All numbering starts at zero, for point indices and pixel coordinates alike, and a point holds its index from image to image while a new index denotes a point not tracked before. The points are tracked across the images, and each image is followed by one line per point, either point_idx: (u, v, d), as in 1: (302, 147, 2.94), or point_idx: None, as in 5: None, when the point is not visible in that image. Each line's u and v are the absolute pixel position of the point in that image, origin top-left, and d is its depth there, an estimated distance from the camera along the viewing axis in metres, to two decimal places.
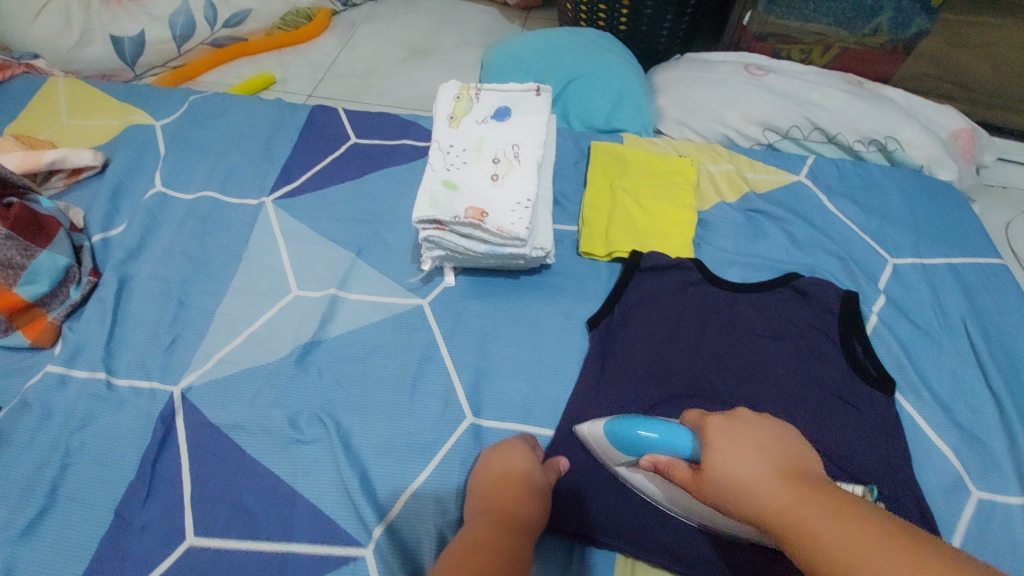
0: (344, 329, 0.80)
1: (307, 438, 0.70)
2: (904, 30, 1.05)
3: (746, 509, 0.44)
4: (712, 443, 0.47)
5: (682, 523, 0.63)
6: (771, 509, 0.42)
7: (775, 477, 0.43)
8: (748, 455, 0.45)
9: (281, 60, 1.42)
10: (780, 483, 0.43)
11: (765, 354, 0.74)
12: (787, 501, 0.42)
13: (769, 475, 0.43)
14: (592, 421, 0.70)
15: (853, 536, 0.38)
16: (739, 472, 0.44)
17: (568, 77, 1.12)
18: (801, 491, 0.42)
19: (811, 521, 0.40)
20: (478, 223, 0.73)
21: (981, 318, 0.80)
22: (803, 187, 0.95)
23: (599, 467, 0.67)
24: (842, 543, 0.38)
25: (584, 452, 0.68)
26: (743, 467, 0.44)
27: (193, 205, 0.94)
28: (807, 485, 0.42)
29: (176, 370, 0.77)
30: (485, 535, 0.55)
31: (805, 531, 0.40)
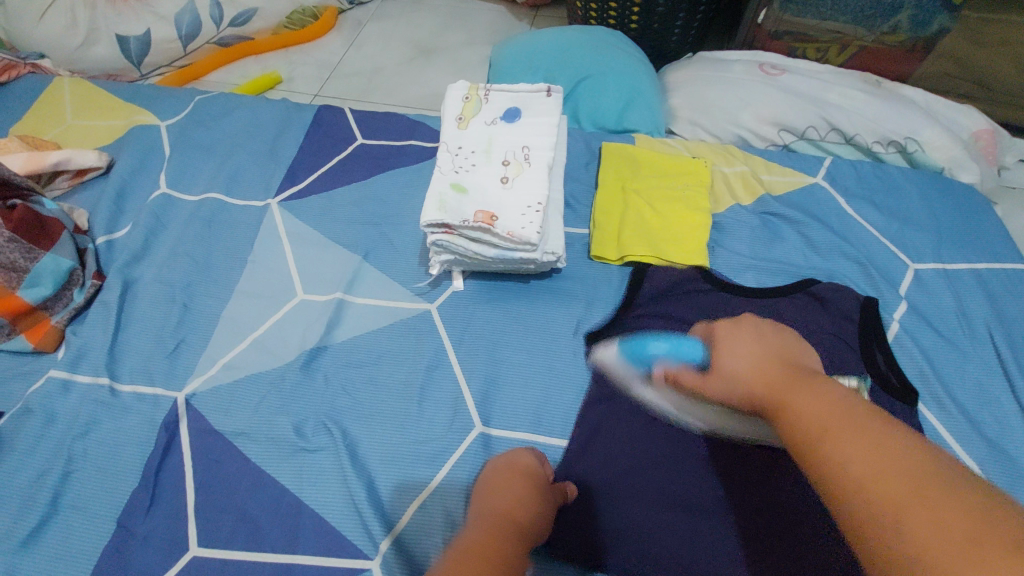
0: (350, 334, 0.78)
1: (313, 447, 0.69)
2: (925, 28, 1.03)
3: (739, 394, 0.47)
4: (721, 342, 0.51)
5: (693, 538, 0.61)
6: (761, 387, 0.45)
7: (770, 369, 0.46)
8: (753, 348, 0.49)
9: (288, 59, 1.41)
10: (772, 369, 0.46)
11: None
12: (772, 380, 0.45)
13: (763, 363, 0.47)
14: (601, 433, 0.68)
15: (827, 404, 0.39)
16: (738, 362, 0.48)
17: (579, 77, 1.10)
18: (795, 383, 0.43)
19: (792, 393, 0.42)
20: (488, 227, 0.72)
21: (1007, 325, 0.78)
22: (820, 189, 0.92)
23: (608, 481, 0.65)
24: (811, 410, 0.40)
25: (592, 467, 0.66)
26: (742, 359, 0.48)
27: (198, 207, 0.93)
28: (799, 372, 0.45)
29: (180, 375, 0.75)
30: (487, 537, 0.51)
31: (785, 400, 0.42)
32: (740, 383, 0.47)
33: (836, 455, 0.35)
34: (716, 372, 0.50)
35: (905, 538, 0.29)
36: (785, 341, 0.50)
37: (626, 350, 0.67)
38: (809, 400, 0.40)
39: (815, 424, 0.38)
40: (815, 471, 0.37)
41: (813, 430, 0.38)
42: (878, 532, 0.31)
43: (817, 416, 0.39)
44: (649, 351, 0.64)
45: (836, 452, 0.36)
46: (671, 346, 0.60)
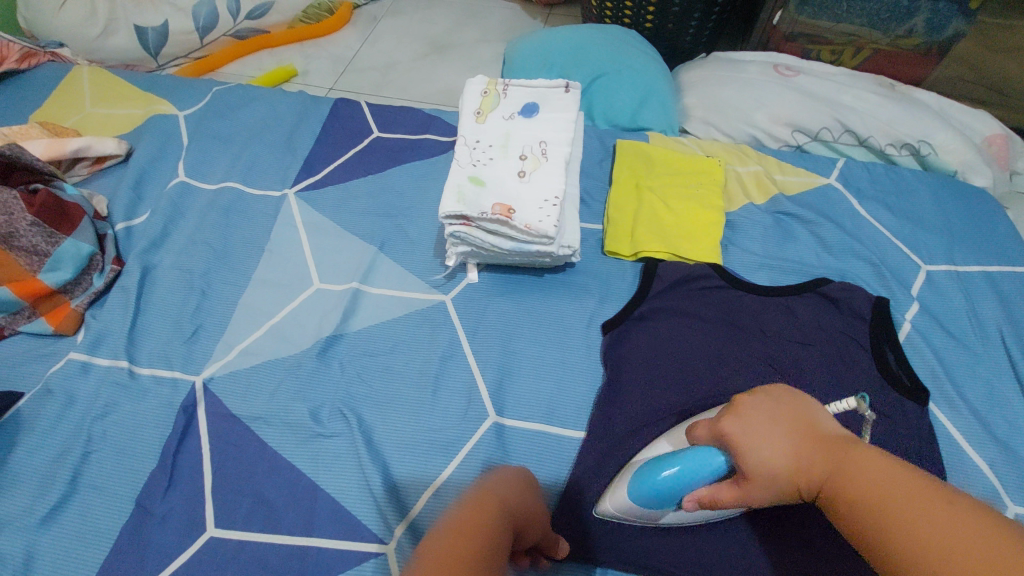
0: (365, 323, 0.79)
1: (329, 432, 0.69)
2: (940, 32, 1.03)
3: (786, 486, 0.46)
4: (738, 434, 0.49)
5: (696, 534, 0.62)
6: (812, 476, 0.44)
7: (801, 451, 0.45)
8: (778, 430, 0.47)
9: (303, 53, 1.42)
10: (804, 449, 0.45)
11: (790, 364, 0.72)
12: (822, 464, 0.44)
13: (803, 448, 0.45)
14: (610, 429, 0.69)
15: (882, 480, 0.40)
16: (776, 449, 0.46)
17: (593, 75, 1.11)
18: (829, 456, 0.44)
19: (843, 482, 0.42)
20: (506, 220, 0.73)
21: (1018, 328, 0.78)
22: (833, 190, 0.93)
23: (612, 478, 0.66)
24: (870, 486, 0.41)
25: (596, 462, 0.67)
26: (776, 445, 0.46)
27: (216, 196, 0.94)
28: (833, 441, 0.45)
29: (198, 360, 0.76)
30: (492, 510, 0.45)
31: (837, 485, 0.42)
32: (789, 479, 0.45)
33: (903, 529, 0.38)
34: (756, 472, 0.46)
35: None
36: (808, 409, 0.49)
37: (639, 489, 0.56)
38: (873, 475, 0.41)
39: (883, 509, 0.39)
40: (894, 560, 0.38)
41: (878, 510, 0.39)
42: None
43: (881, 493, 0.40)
44: (658, 484, 0.55)
45: (905, 531, 0.37)
46: (678, 464, 0.54)
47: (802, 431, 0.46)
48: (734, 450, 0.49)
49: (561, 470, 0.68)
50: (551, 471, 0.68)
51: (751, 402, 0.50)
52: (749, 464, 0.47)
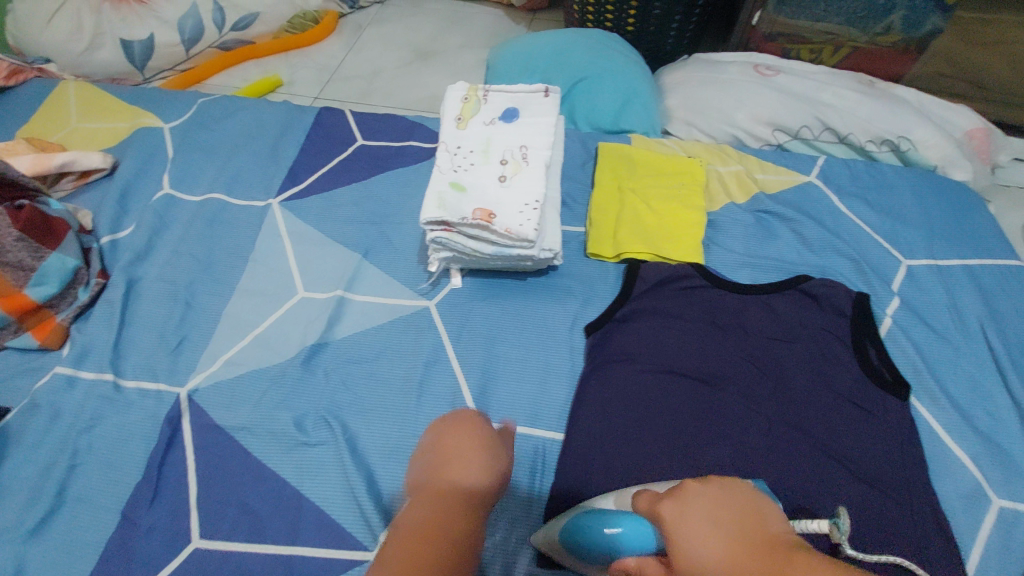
0: (350, 330, 0.79)
1: (313, 441, 0.70)
2: (918, 29, 1.04)
3: None
4: (673, 531, 0.40)
5: None
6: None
7: (742, 560, 0.36)
8: (716, 530, 0.38)
9: (288, 63, 1.42)
10: (745, 559, 0.36)
11: (771, 359, 0.73)
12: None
13: (744, 559, 0.37)
14: (596, 428, 0.68)
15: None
16: (711, 552, 0.38)
17: (576, 78, 1.11)
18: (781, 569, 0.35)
19: None
20: (486, 225, 0.73)
21: (998, 321, 0.79)
22: (813, 187, 0.94)
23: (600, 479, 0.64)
24: None
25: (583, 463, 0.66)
26: (715, 556, 0.37)
27: (200, 207, 0.94)
28: (769, 553, 0.36)
29: (182, 372, 0.77)
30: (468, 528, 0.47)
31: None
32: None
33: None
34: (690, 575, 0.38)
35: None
36: (744, 505, 0.40)
37: (569, 527, 0.56)
38: None
39: None
40: None
41: None
42: None
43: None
44: (602, 536, 0.51)
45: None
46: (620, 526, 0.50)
47: (736, 544, 0.37)
48: (669, 541, 0.40)
49: (545, 474, 0.68)
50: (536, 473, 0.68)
51: (680, 494, 0.42)
52: (683, 569, 0.38)
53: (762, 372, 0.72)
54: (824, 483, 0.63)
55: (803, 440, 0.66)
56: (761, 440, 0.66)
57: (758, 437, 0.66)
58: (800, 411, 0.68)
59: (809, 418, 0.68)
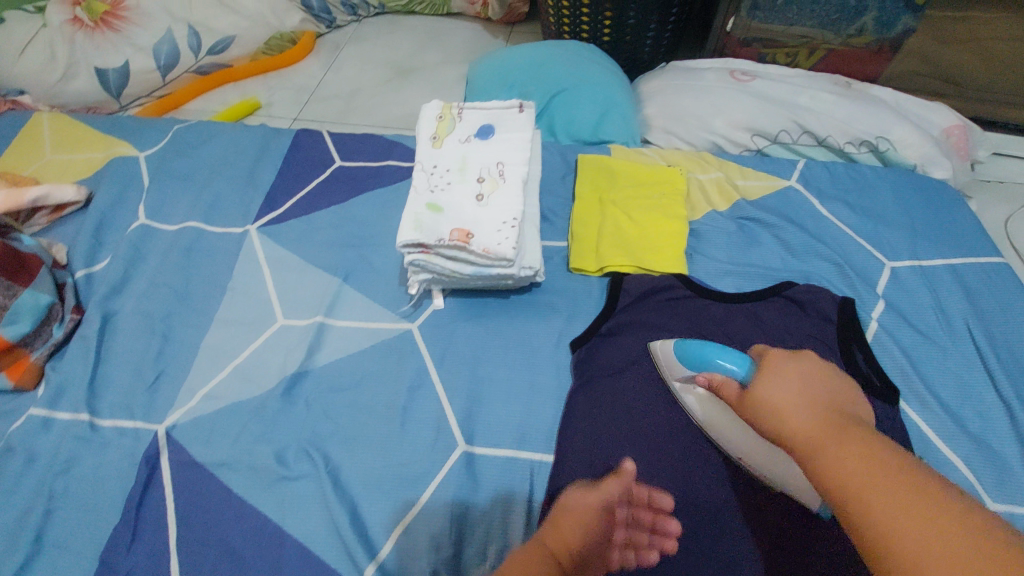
0: (331, 357, 0.78)
1: (295, 474, 0.68)
2: (891, 29, 1.05)
3: (779, 434, 0.43)
4: (766, 373, 0.46)
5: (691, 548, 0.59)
6: (801, 434, 0.41)
7: (814, 411, 0.42)
8: (803, 387, 0.44)
9: (266, 85, 1.42)
10: (814, 411, 0.42)
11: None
12: (822, 428, 0.40)
13: (818, 412, 0.42)
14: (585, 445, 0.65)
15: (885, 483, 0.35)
16: (787, 396, 0.43)
17: (553, 91, 1.11)
18: (839, 421, 0.40)
19: (828, 446, 0.39)
20: (464, 245, 0.72)
21: (984, 319, 0.78)
22: (794, 192, 0.93)
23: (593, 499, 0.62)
24: (852, 465, 0.37)
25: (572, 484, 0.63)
26: (789, 402, 0.43)
27: (177, 236, 0.93)
28: (837, 417, 0.41)
29: (160, 408, 0.75)
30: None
31: (820, 447, 0.39)
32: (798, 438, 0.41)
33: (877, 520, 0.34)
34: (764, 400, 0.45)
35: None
36: (841, 390, 0.45)
37: (686, 351, 0.61)
38: (850, 466, 0.37)
39: (853, 488, 0.36)
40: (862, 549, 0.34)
41: (855, 493, 0.36)
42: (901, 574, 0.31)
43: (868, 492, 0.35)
44: (707, 359, 0.57)
45: (868, 508, 0.35)
46: (732, 359, 0.53)
47: (813, 399, 0.43)
48: (757, 378, 0.47)
49: (533, 497, 0.67)
50: (523, 497, 0.66)
51: (794, 355, 0.48)
52: (761, 400, 0.45)
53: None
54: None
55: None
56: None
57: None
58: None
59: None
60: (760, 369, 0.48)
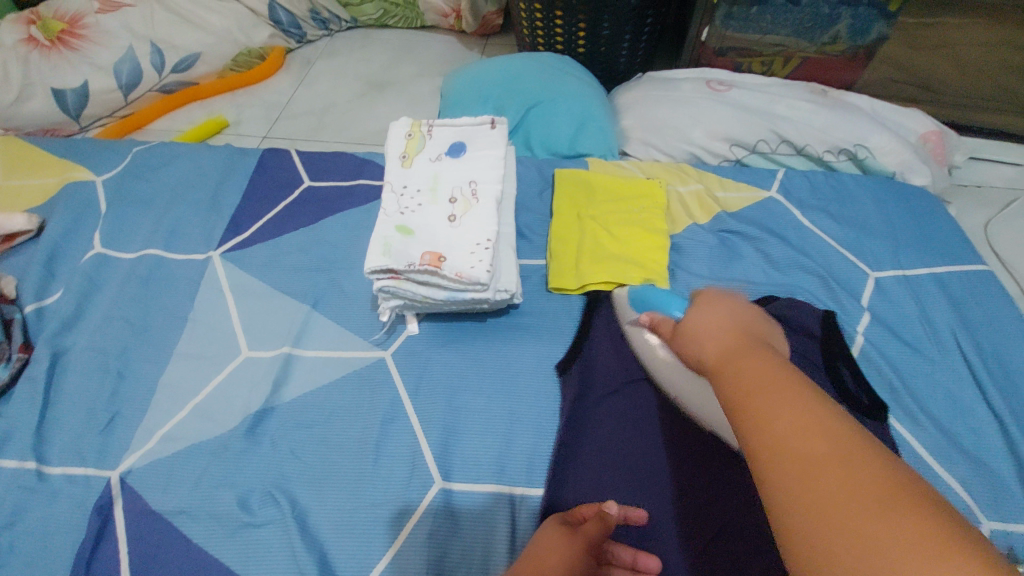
0: (298, 391, 0.74)
1: (259, 520, 0.64)
2: (864, 36, 1.04)
3: (696, 352, 0.50)
4: (698, 305, 0.54)
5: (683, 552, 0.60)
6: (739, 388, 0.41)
7: (728, 336, 0.48)
8: (721, 316, 0.51)
9: (233, 102, 1.37)
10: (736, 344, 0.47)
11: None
12: (732, 346, 0.47)
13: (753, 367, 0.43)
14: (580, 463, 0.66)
15: (811, 415, 0.36)
16: (696, 314, 0.53)
17: (528, 104, 1.08)
18: (747, 343, 0.46)
19: (737, 359, 0.44)
20: (436, 270, 0.69)
21: (970, 330, 0.77)
22: (775, 203, 0.92)
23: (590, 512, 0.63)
24: (756, 374, 0.41)
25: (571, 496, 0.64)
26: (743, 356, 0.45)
27: (135, 264, 0.88)
28: (758, 345, 0.46)
29: (115, 453, 0.70)
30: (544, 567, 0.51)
31: (735, 365, 0.44)
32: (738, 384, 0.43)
33: (780, 424, 0.36)
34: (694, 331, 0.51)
35: (829, 539, 0.30)
36: (759, 322, 0.53)
37: (638, 295, 0.75)
38: (754, 371, 0.42)
39: (752, 392, 0.40)
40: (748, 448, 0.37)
41: (748, 399, 0.40)
42: (780, 480, 0.34)
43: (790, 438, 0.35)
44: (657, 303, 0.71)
45: (769, 418, 0.37)
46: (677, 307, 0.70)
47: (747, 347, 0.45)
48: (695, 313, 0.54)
49: (516, 535, 0.63)
50: (505, 531, 0.63)
51: (723, 294, 0.55)
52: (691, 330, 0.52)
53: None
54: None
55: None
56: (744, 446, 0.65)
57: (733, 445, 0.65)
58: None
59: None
60: (696, 305, 0.55)
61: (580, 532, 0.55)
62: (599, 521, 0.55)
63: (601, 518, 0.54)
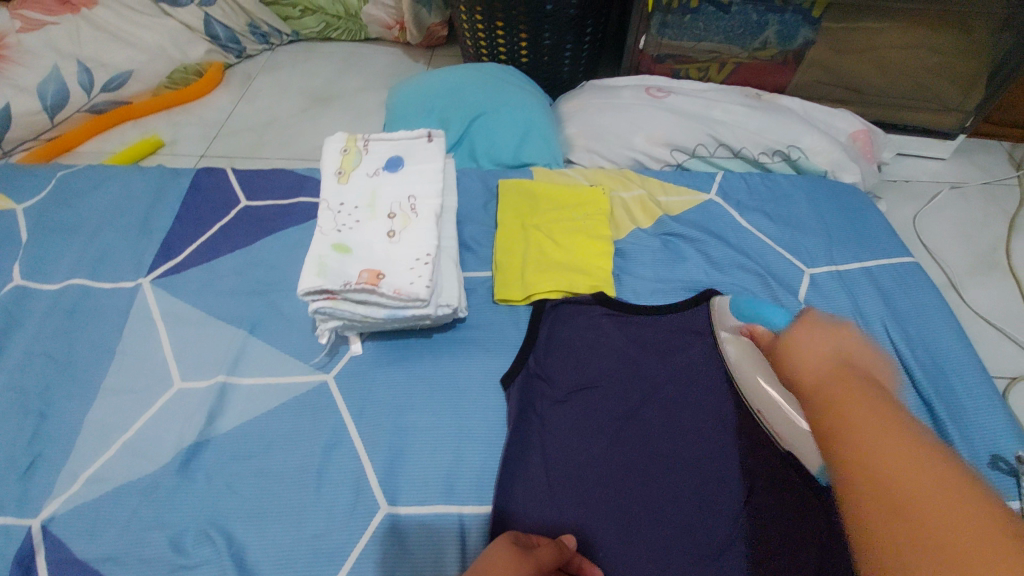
0: (236, 421, 0.71)
1: (193, 561, 0.61)
2: (792, 41, 1.08)
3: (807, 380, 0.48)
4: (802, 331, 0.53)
5: (631, 556, 0.59)
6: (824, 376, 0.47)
7: (841, 379, 0.45)
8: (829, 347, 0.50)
9: (170, 120, 1.32)
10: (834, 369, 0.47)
11: (685, 377, 0.71)
12: (848, 393, 0.42)
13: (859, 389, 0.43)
14: (526, 476, 0.65)
15: (933, 479, 0.33)
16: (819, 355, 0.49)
17: (472, 115, 1.08)
18: (847, 381, 0.44)
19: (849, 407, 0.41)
20: (373, 288, 0.67)
21: (900, 320, 0.80)
22: (714, 205, 0.94)
23: (538, 522, 0.61)
24: (884, 445, 0.36)
25: (518, 507, 0.63)
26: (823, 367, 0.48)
27: (58, 296, 0.83)
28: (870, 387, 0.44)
29: (36, 499, 0.65)
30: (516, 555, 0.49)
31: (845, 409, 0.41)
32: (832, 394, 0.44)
33: (896, 479, 0.34)
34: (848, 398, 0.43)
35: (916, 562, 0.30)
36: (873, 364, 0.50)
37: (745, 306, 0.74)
38: (878, 442, 0.36)
39: (882, 474, 0.34)
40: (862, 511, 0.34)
41: (862, 456, 0.36)
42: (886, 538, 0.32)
43: (899, 470, 0.34)
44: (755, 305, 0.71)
45: (878, 461, 0.35)
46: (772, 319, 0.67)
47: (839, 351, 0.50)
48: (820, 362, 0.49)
49: (467, 556, 0.62)
50: (455, 553, 0.62)
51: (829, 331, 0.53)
52: (790, 347, 0.52)
53: (683, 388, 0.70)
54: (762, 494, 0.62)
55: (739, 462, 0.64)
56: (686, 448, 0.65)
57: (675, 446, 0.65)
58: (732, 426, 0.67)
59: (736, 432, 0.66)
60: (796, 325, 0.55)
61: (537, 556, 0.51)
62: (549, 549, 0.53)
63: (555, 548, 0.53)
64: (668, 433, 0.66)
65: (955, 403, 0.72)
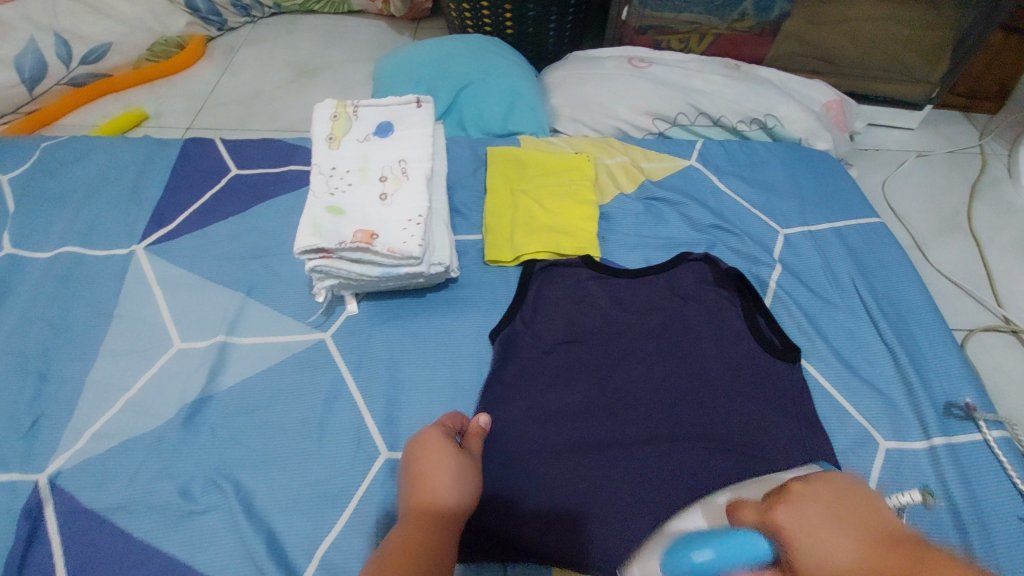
0: (237, 378, 0.73)
1: (202, 508, 0.63)
2: (769, 13, 1.11)
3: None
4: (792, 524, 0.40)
5: (603, 490, 0.62)
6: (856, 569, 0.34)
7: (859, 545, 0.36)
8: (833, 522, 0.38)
9: (152, 93, 1.31)
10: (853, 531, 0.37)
11: (662, 330, 0.75)
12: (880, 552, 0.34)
13: (867, 538, 0.36)
14: (509, 424, 0.68)
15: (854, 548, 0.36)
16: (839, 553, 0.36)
17: (459, 85, 1.09)
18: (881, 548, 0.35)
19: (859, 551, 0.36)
20: (368, 246, 0.69)
21: (866, 275, 0.85)
22: (694, 171, 0.97)
23: (517, 463, 0.65)
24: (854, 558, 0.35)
25: (498, 452, 0.66)
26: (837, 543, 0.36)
27: (51, 264, 0.84)
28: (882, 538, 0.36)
29: (41, 455, 0.67)
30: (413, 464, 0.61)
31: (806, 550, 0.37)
32: None
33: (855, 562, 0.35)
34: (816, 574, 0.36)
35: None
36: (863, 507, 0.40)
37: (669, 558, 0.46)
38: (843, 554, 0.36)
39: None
40: None
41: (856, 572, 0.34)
42: None
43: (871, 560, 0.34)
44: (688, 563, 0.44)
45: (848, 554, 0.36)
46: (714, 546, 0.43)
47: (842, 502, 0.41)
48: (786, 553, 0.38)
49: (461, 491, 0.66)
50: None
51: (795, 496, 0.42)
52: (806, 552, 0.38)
53: (660, 340, 0.74)
54: (728, 433, 0.66)
55: (711, 409, 0.68)
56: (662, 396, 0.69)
57: (650, 394, 0.69)
58: (705, 373, 0.70)
59: (709, 380, 0.70)
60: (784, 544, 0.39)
61: (465, 446, 0.63)
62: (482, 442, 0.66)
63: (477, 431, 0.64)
64: (643, 382, 0.70)
65: (915, 349, 0.78)
